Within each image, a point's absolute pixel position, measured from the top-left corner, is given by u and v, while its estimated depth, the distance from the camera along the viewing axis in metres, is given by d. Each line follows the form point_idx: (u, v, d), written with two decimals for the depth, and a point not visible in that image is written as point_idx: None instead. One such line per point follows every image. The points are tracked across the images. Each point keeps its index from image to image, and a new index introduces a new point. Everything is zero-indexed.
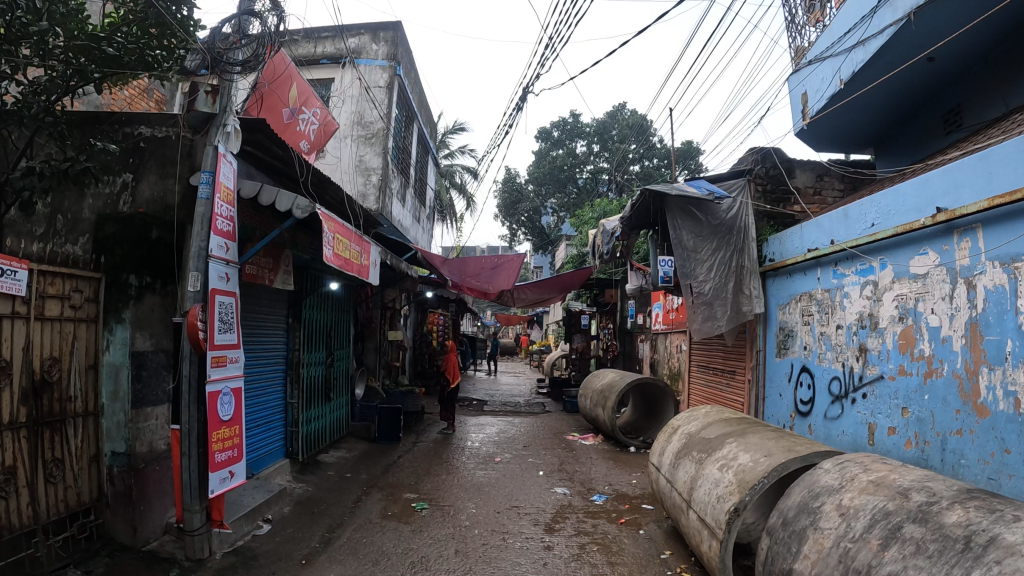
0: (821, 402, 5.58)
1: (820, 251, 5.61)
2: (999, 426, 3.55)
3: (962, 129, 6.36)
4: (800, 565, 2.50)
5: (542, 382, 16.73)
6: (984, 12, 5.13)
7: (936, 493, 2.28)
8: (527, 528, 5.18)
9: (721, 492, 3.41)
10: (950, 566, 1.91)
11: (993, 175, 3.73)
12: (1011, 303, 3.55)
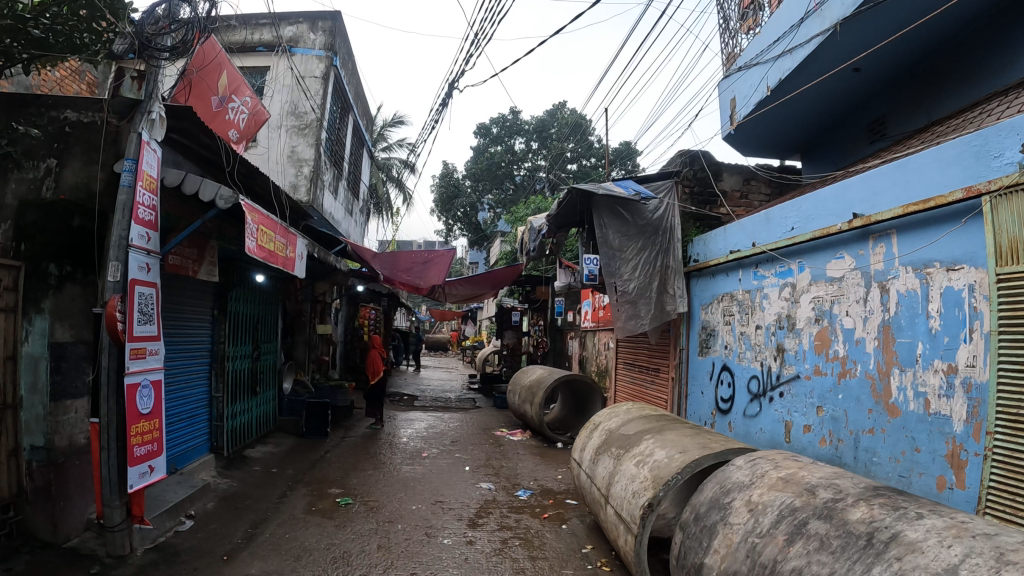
0: (741, 400, 5.72)
1: (741, 253, 5.73)
2: (909, 426, 3.70)
3: (885, 138, 6.58)
4: (711, 560, 2.54)
5: (474, 377, 16.76)
6: (908, 24, 5.26)
7: (842, 490, 2.36)
8: (450, 523, 5.17)
9: (637, 488, 3.45)
10: (852, 563, 1.98)
11: (910, 182, 3.85)
12: (923, 308, 3.69)
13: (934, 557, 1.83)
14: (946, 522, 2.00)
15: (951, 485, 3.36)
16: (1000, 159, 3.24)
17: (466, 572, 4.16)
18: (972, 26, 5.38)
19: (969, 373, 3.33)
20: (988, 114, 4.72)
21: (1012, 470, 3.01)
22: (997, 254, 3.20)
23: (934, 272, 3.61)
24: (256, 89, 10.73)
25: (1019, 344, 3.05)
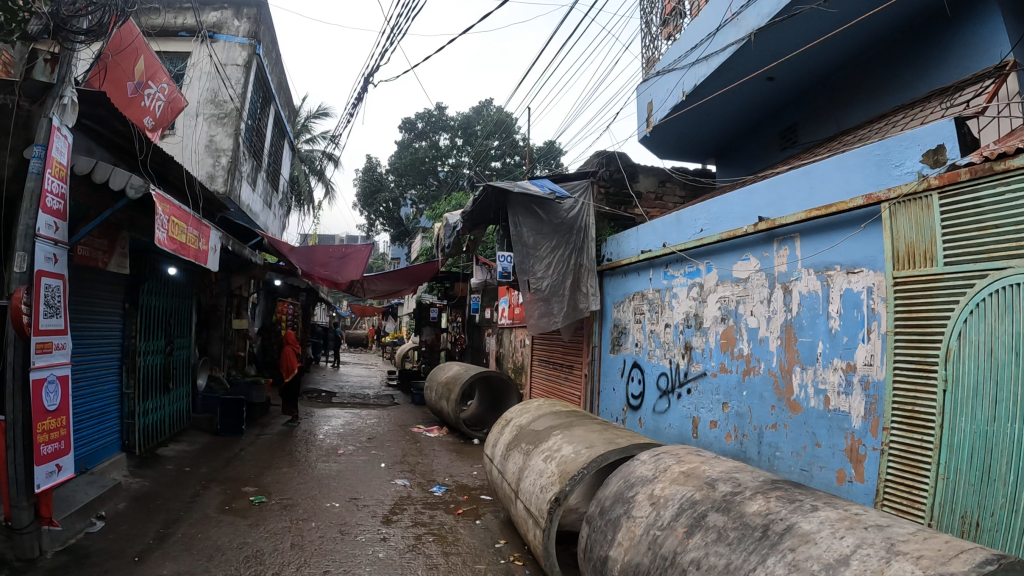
0: (651, 396, 5.85)
1: (653, 252, 5.85)
2: (810, 421, 3.84)
3: (797, 146, 6.82)
4: (614, 553, 2.60)
5: (393, 374, 16.65)
6: (820, 37, 5.44)
7: (740, 484, 2.45)
8: (365, 520, 5.14)
9: (545, 482, 3.49)
10: (748, 554, 2.05)
11: (814, 188, 4.00)
12: (823, 308, 3.84)
13: (826, 548, 1.91)
14: (838, 514, 2.09)
15: (851, 479, 3.51)
16: (901, 168, 3.41)
17: (379, 569, 4.14)
18: (879, 42, 5.62)
19: (867, 372, 3.48)
20: (893, 126, 4.94)
21: (908, 465, 3.17)
22: (895, 258, 3.36)
23: (835, 275, 3.77)
24: (174, 76, 10.42)
25: (915, 345, 3.21)
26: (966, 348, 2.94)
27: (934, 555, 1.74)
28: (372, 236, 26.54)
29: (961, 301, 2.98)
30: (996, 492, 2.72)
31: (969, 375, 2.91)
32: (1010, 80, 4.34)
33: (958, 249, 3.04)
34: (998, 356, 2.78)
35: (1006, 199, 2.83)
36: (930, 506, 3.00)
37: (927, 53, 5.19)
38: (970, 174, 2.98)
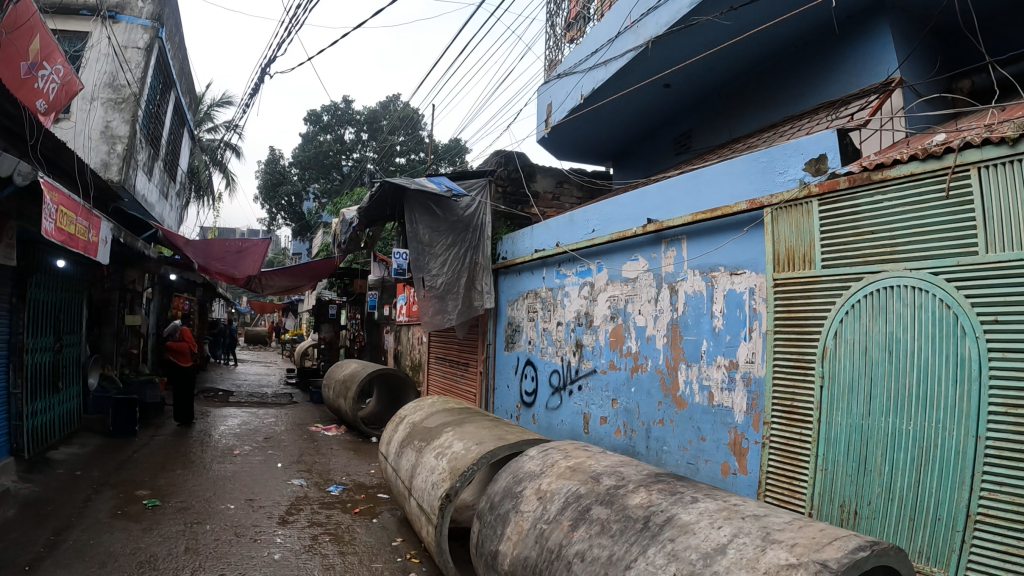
0: (544, 393, 5.93)
1: (546, 252, 5.92)
2: (695, 417, 3.98)
3: (691, 151, 7.04)
4: (504, 547, 2.63)
5: (291, 372, 16.31)
6: (715, 47, 5.63)
7: (624, 477, 2.52)
8: (261, 521, 5.03)
9: (436, 479, 3.49)
10: (630, 544, 2.11)
11: (702, 192, 4.14)
12: (707, 308, 3.99)
13: (703, 538, 1.99)
14: (717, 505, 2.17)
15: (735, 471, 3.64)
16: (785, 175, 3.57)
17: (273, 571, 4.05)
18: (769, 55, 5.86)
19: (749, 368, 3.62)
20: (781, 135, 5.15)
21: (788, 457, 3.32)
22: (775, 261, 3.52)
23: (719, 275, 3.91)
24: (70, 57, 9.76)
25: (793, 343, 3.37)
26: (842, 347, 3.10)
27: (807, 542, 1.83)
28: (273, 231, 25.91)
29: (837, 302, 3.14)
30: (872, 481, 2.88)
31: (845, 372, 3.07)
32: (894, 96, 4.56)
33: (835, 253, 3.20)
34: (872, 354, 2.95)
35: (883, 207, 3.00)
36: (811, 496, 3.16)
37: (815, 68, 5.44)
38: (849, 183, 3.14)
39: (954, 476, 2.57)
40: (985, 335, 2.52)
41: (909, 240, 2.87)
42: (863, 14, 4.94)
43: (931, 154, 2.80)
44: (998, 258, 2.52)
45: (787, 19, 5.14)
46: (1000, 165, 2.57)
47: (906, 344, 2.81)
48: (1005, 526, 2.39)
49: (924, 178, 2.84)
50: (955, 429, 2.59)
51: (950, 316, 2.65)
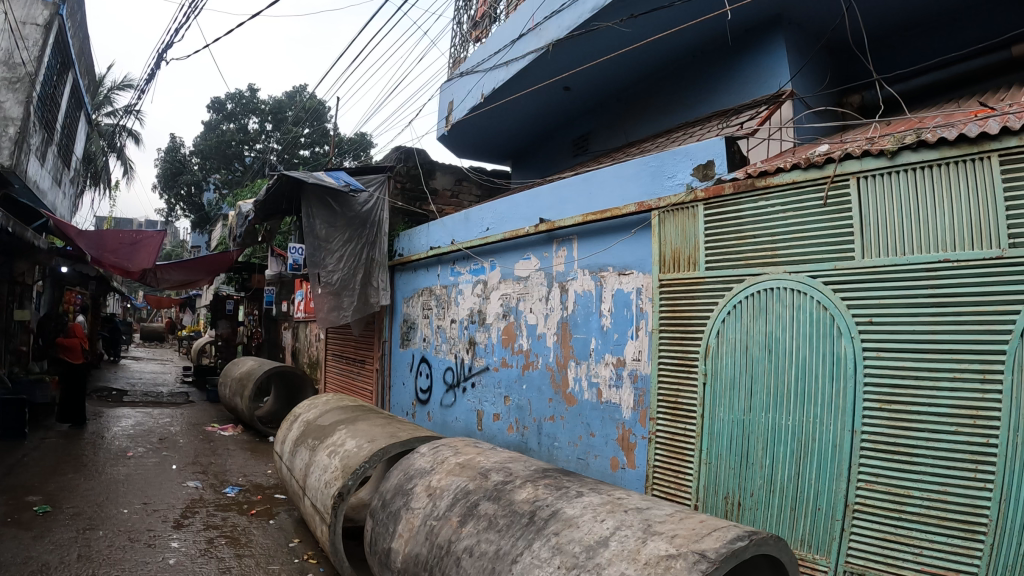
0: (438, 390, 5.93)
1: (440, 249, 5.89)
2: (585, 413, 4.06)
3: (588, 154, 7.19)
4: (395, 544, 2.62)
5: (189, 368, 15.77)
6: (614, 53, 5.72)
7: (511, 473, 2.56)
8: (154, 525, 4.86)
9: (329, 478, 3.45)
10: (515, 539, 2.14)
11: (593, 194, 4.22)
12: (596, 307, 4.07)
13: (587, 531, 2.03)
14: (601, 499, 2.22)
15: (623, 466, 3.73)
16: (673, 180, 3.67)
17: None
18: (666, 65, 5.99)
19: (635, 366, 3.72)
20: (674, 140, 5.27)
21: (673, 451, 3.43)
22: (661, 262, 3.62)
23: (607, 275, 4.00)
24: None
25: (677, 341, 3.48)
26: (724, 345, 3.22)
27: (687, 533, 1.89)
28: (172, 222, 24.95)
29: (720, 302, 3.26)
30: (754, 474, 3.01)
31: (726, 369, 3.19)
32: (784, 108, 4.74)
33: (718, 256, 3.31)
34: (752, 352, 3.07)
35: (764, 212, 3.12)
36: (696, 489, 3.27)
37: (709, 78, 5.61)
38: (733, 188, 3.25)
39: (832, 468, 2.74)
40: (860, 336, 2.70)
41: (788, 244, 3.01)
42: (757, 28, 5.10)
43: (812, 163, 2.93)
44: (873, 263, 2.69)
45: (685, 29, 5.26)
46: (878, 176, 2.73)
47: (784, 343, 2.96)
48: (881, 515, 2.58)
49: (805, 186, 2.98)
50: (832, 423, 2.75)
51: (826, 317, 2.81)
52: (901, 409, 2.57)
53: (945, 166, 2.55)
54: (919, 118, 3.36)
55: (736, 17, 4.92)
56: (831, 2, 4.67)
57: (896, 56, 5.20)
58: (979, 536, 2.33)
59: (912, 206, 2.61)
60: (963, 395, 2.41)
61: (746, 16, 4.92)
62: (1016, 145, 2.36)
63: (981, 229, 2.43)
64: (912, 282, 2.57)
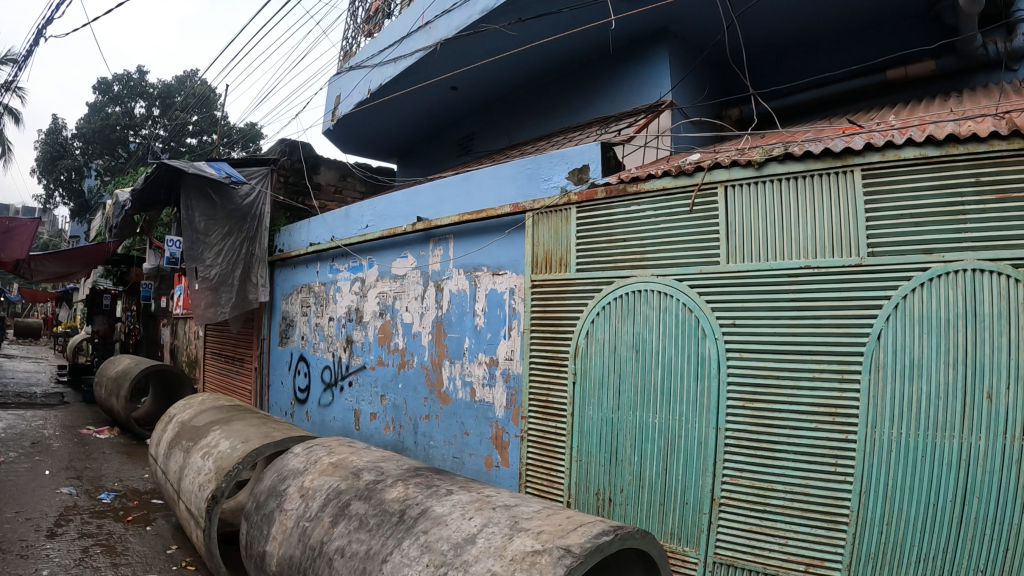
0: (316, 389, 5.83)
1: (319, 245, 5.76)
2: (459, 412, 4.07)
3: (473, 154, 7.18)
4: (269, 548, 2.57)
5: (61, 367, 14.89)
6: (497, 56, 5.69)
7: (383, 472, 2.57)
8: (23, 534, 4.57)
9: (202, 480, 3.34)
10: (386, 538, 2.16)
11: (470, 194, 4.21)
12: (470, 306, 4.09)
13: (455, 528, 2.07)
14: (470, 496, 2.26)
15: (497, 464, 3.77)
16: (549, 183, 3.70)
17: None
18: (551, 70, 5.94)
19: (508, 365, 3.76)
20: (552, 143, 5.28)
21: (545, 449, 3.49)
22: (533, 263, 3.67)
23: (482, 275, 4.03)
24: None
25: (548, 341, 3.53)
26: (593, 345, 3.29)
27: (553, 529, 1.94)
28: (49, 210, 23.53)
29: (590, 303, 3.33)
30: (624, 470, 3.09)
31: (596, 369, 3.27)
32: (662, 117, 4.74)
33: (590, 258, 3.38)
34: (620, 352, 3.16)
35: (636, 217, 3.22)
36: (568, 485, 3.32)
37: (589, 85, 5.62)
38: (605, 193, 3.32)
39: (697, 465, 2.83)
40: (723, 337, 2.83)
41: (656, 247, 3.12)
42: (642, 39, 5.13)
43: (683, 171, 3.03)
44: (738, 268, 2.84)
45: (571, 36, 5.21)
46: (744, 186, 2.87)
47: (651, 343, 3.05)
48: (747, 507, 2.71)
49: (675, 192, 3.08)
50: (697, 422, 2.85)
51: (692, 320, 2.93)
52: (763, 407, 2.72)
53: (809, 178, 2.71)
54: (790, 132, 3.52)
55: (622, 26, 4.91)
56: (713, 17, 4.74)
57: (772, 72, 5.41)
58: (841, 526, 2.51)
59: (777, 215, 2.77)
60: (823, 393, 2.59)
61: (631, 27, 4.91)
62: (878, 161, 2.54)
63: (840, 238, 2.61)
64: (775, 287, 2.73)
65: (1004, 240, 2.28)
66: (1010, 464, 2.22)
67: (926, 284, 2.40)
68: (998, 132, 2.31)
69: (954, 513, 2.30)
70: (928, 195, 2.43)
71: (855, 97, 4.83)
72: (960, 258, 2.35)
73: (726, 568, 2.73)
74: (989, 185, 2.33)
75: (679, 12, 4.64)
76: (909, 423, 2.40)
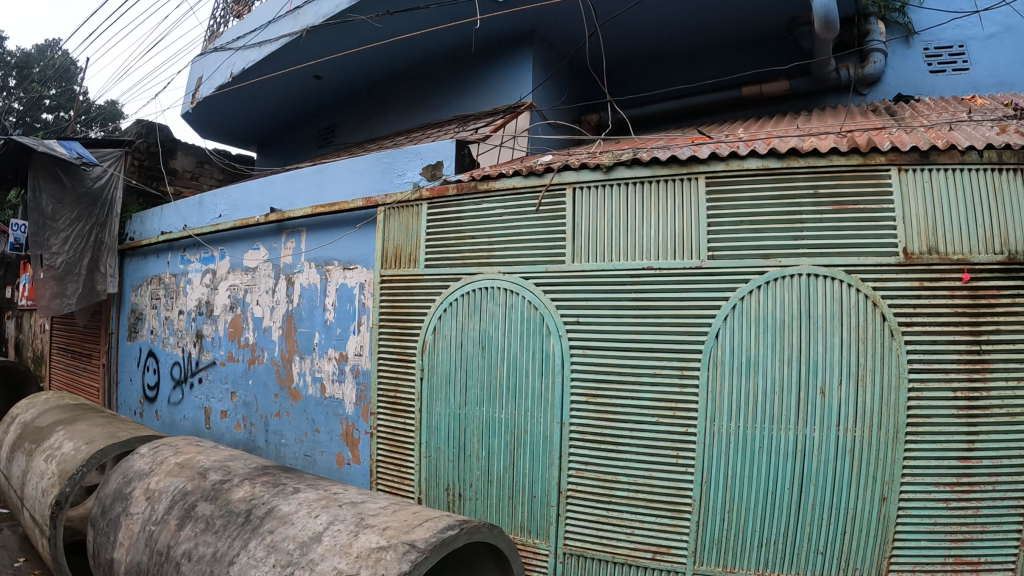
0: (165, 387, 5.51)
1: (169, 234, 5.48)
2: (310, 408, 4.02)
3: (333, 146, 6.80)
4: (116, 555, 2.46)
5: None
6: (361, 48, 5.35)
7: (230, 472, 2.55)
8: None
9: (45, 485, 3.16)
10: (232, 540, 2.12)
11: (325, 186, 4.20)
12: (320, 301, 4.06)
13: (301, 527, 2.06)
14: (316, 494, 2.27)
15: (348, 461, 3.75)
16: (403, 178, 3.79)
17: None
18: (416, 65, 5.73)
19: (357, 361, 3.76)
20: (412, 139, 5.04)
21: (395, 446, 3.48)
22: (383, 258, 3.66)
23: (332, 269, 4.00)
24: None
25: (396, 337, 3.53)
26: (440, 341, 3.31)
27: (398, 525, 1.95)
28: None
29: (437, 300, 3.36)
30: (472, 466, 3.16)
31: (443, 365, 3.29)
32: (520, 118, 4.74)
33: (438, 254, 3.40)
34: (467, 348, 3.21)
35: (484, 215, 3.27)
36: (418, 482, 3.35)
37: (454, 84, 5.46)
38: (456, 190, 3.36)
39: (544, 458, 2.97)
40: (567, 334, 2.97)
41: (503, 246, 3.20)
42: (509, 41, 5.05)
43: (533, 171, 3.13)
44: (583, 267, 2.97)
45: (438, 31, 4.99)
46: (593, 188, 3.01)
47: (496, 340, 3.13)
48: (593, 499, 2.88)
49: (525, 192, 3.17)
50: (542, 417, 2.98)
51: (537, 317, 3.04)
52: (606, 402, 2.87)
53: (655, 182, 2.88)
54: (641, 141, 3.66)
55: (487, 28, 4.83)
56: (576, 24, 4.74)
57: (632, 81, 5.53)
58: (684, 514, 2.71)
59: (623, 218, 2.92)
60: (663, 388, 2.77)
61: (496, 28, 4.84)
62: (723, 169, 2.74)
63: (683, 241, 2.80)
64: (618, 286, 2.89)
65: (836, 248, 2.58)
66: (844, 453, 2.54)
67: (762, 287, 2.64)
68: (838, 149, 2.61)
69: (792, 501, 2.59)
70: (768, 204, 2.67)
71: (712, 109, 5.02)
72: (796, 263, 2.61)
73: (576, 559, 2.88)
74: (826, 197, 2.61)
75: (546, 16, 4.62)
76: (746, 417, 2.64)
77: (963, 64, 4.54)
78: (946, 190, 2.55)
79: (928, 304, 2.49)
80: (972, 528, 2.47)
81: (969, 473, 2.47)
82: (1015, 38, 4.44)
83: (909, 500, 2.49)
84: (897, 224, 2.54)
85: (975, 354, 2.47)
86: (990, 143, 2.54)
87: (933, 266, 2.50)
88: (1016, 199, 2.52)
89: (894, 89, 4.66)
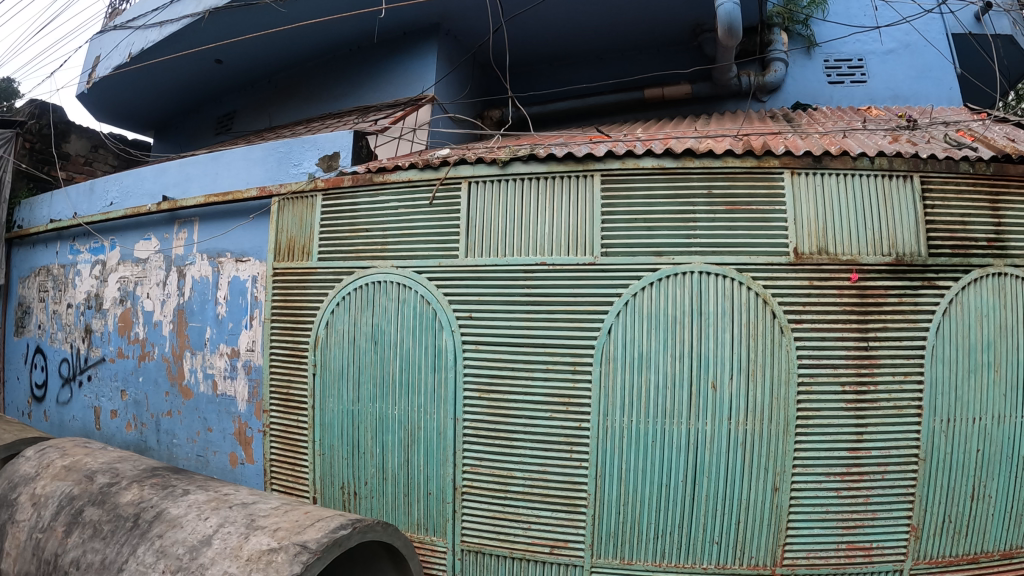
0: (53, 385, 5.30)
1: (58, 223, 5.26)
2: (201, 407, 3.93)
3: (230, 133, 6.67)
4: (2, 566, 2.35)
5: None
6: (261, 33, 5.23)
7: (119, 474, 2.47)
8: None
9: None
10: (120, 546, 2.04)
11: (219, 174, 4.17)
12: (212, 294, 4.00)
13: (191, 531, 2.01)
14: (206, 496, 2.22)
15: (242, 461, 3.69)
16: (298, 168, 3.80)
17: None
18: (319, 53, 5.65)
19: (249, 357, 3.71)
20: (312, 128, 4.99)
21: (287, 444, 3.42)
22: (276, 250, 3.60)
23: (225, 261, 3.94)
24: None
25: (288, 331, 3.46)
26: (333, 336, 3.27)
27: (289, 526, 1.92)
28: None
29: (329, 294, 3.30)
30: (366, 463, 3.13)
31: (336, 360, 3.25)
32: (421, 111, 4.77)
33: (330, 247, 3.36)
34: (359, 343, 3.18)
35: (379, 207, 3.25)
36: (312, 480, 3.30)
37: (358, 73, 5.41)
38: (351, 181, 3.31)
39: (437, 455, 2.97)
40: (460, 329, 2.97)
41: (397, 239, 3.17)
42: (414, 32, 5.03)
43: (428, 165, 3.11)
44: (477, 262, 2.96)
45: (342, 19, 4.92)
46: (488, 183, 3.03)
47: (389, 335, 3.11)
48: (488, 495, 2.89)
49: (419, 185, 3.16)
50: (435, 413, 2.98)
51: (429, 311, 3.03)
52: (499, 398, 2.89)
53: (551, 179, 2.93)
54: (542, 137, 3.70)
55: (392, 16, 4.80)
56: (481, 16, 4.75)
57: (535, 78, 5.56)
58: (580, 509, 2.76)
59: (518, 214, 2.95)
60: (556, 383, 2.81)
61: (402, 18, 4.81)
62: (618, 168, 2.81)
63: (576, 238, 2.84)
64: (510, 281, 2.90)
65: (726, 247, 2.69)
66: (736, 445, 2.64)
67: (654, 284, 2.71)
68: (732, 151, 2.71)
69: (686, 493, 2.67)
70: (662, 204, 2.75)
71: (618, 109, 5.11)
72: (688, 261, 2.70)
73: (474, 555, 2.89)
74: (719, 197, 2.72)
75: (452, 9, 4.63)
76: (638, 411, 2.70)
77: (861, 76, 4.73)
78: (836, 194, 2.70)
79: (817, 303, 2.63)
80: (863, 515, 2.63)
81: (858, 463, 2.63)
82: (912, 55, 4.70)
83: (799, 490, 2.62)
84: (789, 224, 2.68)
85: (863, 350, 2.63)
86: (880, 151, 2.72)
87: (822, 266, 2.64)
88: (903, 205, 2.70)
89: (794, 98, 4.79)
